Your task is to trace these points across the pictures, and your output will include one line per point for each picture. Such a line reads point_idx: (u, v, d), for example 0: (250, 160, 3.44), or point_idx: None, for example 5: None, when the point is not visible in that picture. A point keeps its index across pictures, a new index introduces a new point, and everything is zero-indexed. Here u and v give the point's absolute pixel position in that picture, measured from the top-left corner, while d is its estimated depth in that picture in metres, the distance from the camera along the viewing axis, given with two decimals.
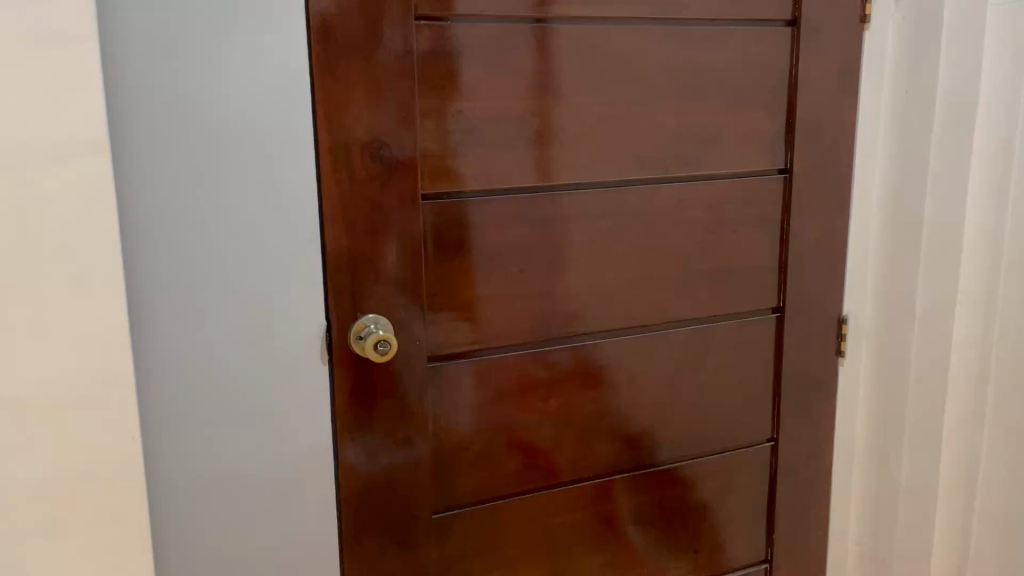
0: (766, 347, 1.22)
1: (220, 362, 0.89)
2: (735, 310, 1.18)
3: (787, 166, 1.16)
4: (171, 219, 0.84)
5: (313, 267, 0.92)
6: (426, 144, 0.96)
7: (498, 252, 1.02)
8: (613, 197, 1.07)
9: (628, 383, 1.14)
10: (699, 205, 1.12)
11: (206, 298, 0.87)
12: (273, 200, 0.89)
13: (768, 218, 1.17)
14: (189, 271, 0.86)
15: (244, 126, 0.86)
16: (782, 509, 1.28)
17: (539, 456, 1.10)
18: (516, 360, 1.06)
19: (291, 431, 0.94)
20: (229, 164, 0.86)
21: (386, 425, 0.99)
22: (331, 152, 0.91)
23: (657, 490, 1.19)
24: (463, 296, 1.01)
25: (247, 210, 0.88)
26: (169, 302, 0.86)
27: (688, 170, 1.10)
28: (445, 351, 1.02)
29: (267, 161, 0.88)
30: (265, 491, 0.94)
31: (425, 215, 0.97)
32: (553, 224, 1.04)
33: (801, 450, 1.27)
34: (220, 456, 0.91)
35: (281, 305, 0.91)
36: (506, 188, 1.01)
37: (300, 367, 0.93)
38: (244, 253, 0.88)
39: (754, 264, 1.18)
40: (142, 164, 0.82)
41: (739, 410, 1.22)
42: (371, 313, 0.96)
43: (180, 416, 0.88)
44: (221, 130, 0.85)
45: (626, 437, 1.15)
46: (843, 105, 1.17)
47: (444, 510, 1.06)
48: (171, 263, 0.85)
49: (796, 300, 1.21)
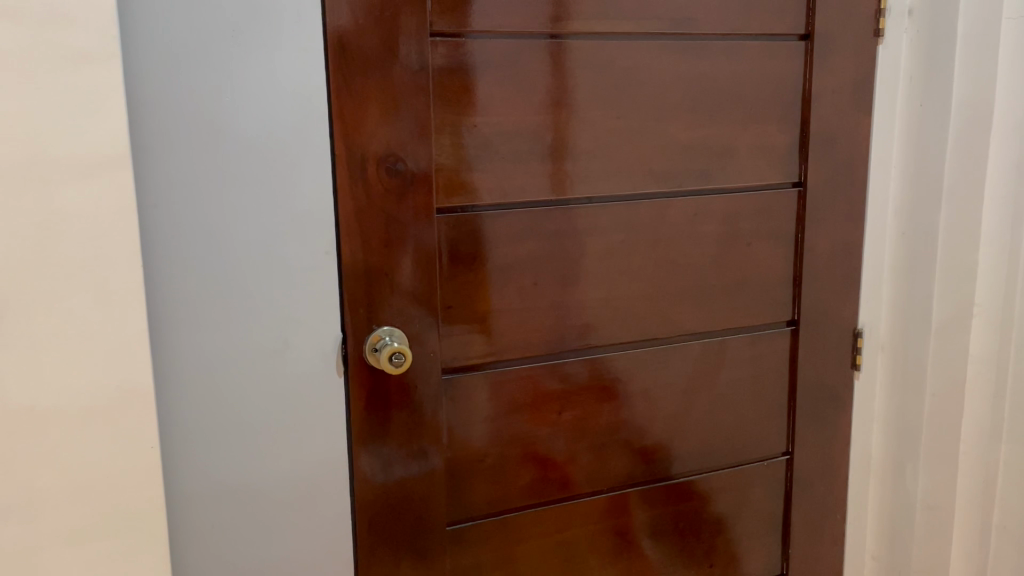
0: (781, 360, 1.22)
1: (237, 373, 0.90)
2: (749, 323, 1.18)
3: (801, 179, 1.16)
4: (190, 232, 0.86)
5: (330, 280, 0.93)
6: (441, 157, 0.97)
7: (513, 265, 1.03)
8: (627, 210, 1.07)
9: (642, 396, 1.14)
10: (713, 218, 1.13)
11: (224, 310, 0.88)
12: (291, 213, 0.90)
13: (782, 231, 1.17)
14: (207, 283, 0.87)
15: (261, 141, 0.87)
16: (798, 522, 1.28)
17: (554, 468, 1.11)
18: (530, 373, 1.07)
19: (307, 442, 0.95)
20: (247, 179, 0.87)
21: (401, 437, 1.00)
22: (347, 166, 0.92)
23: (672, 503, 1.19)
24: (478, 308, 1.02)
25: (264, 223, 0.89)
26: (188, 314, 0.87)
27: (702, 183, 1.11)
28: (460, 363, 1.03)
29: (284, 175, 0.89)
30: (281, 501, 0.95)
31: (440, 228, 0.98)
32: (568, 238, 1.05)
33: (817, 463, 1.27)
34: (237, 466, 0.92)
35: (298, 318, 0.92)
36: (521, 202, 1.02)
37: (316, 379, 0.94)
38: (262, 266, 0.90)
39: (769, 277, 1.18)
40: (161, 178, 0.84)
41: (754, 424, 1.22)
42: (386, 326, 0.97)
43: (198, 427, 0.89)
44: (240, 145, 0.86)
45: (640, 450, 1.15)
46: (857, 118, 1.17)
47: (459, 521, 1.06)
48: (189, 276, 0.86)
49: (811, 313, 1.21)
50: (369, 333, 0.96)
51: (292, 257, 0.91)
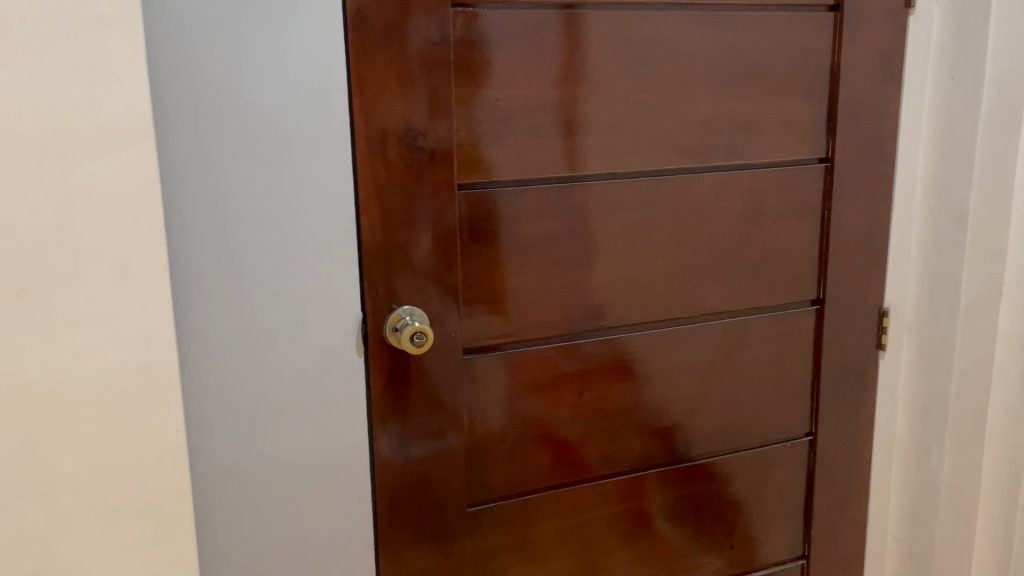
0: (804, 339, 1.19)
1: (254, 354, 0.88)
2: (773, 302, 1.16)
3: (828, 154, 1.14)
4: (209, 209, 0.84)
5: (349, 258, 0.91)
6: (462, 131, 0.94)
7: (533, 243, 1.01)
8: (650, 187, 1.05)
9: (664, 376, 1.12)
10: (738, 194, 1.10)
11: (241, 289, 0.86)
12: (310, 190, 0.88)
13: (808, 208, 1.15)
14: (226, 261, 0.85)
15: (279, 114, 0.85)
16: (820, 504, 1.26)
17: (574, 450, 1.09)
18: (551, 353, 1.05)
19: (326, 423, 0.94)
20: (263, 154, 0.85)
21: (421, 418, 0.98)
22: (367, 142, 0.90)
23: (692, 484, 1.18)
24: (499, 287, 1.00)
25: (282, 199, 0.87)
26: (207, 293, 0.85)
27: (727, 159, 1.08)
28: (479, 343, 1.01)
29: (303, 150, 0.87)
30: (301, 483, 0.93)
31: (460, 205, 0.96)
32: (590, 215, 1.03)
33: (839, 444, 1.25)
34: (258, 448, 0.90)
35: (317, 297, 0.90)
36: (542, 178, 0.99)
37: (335, 359, 0.93)
38: (279, 244, 0.87)
39: (794, 255, 1.16)
40: (174, 154, 0.81)
41: (777, 404, 1.20)
42: (407, 305, 0.95)
43: (218, 408, 0.88)
44: (256, 120, 0.84)
45: (661, 431, 1.14)
46: (886, 92, 1.14)
47: (479, 503, 1.05)
48: (208, 254, 0.84)
49: (836, 292, 1.18)
50: (388, 312, 0.94)
51: (311, 236, 0.89)
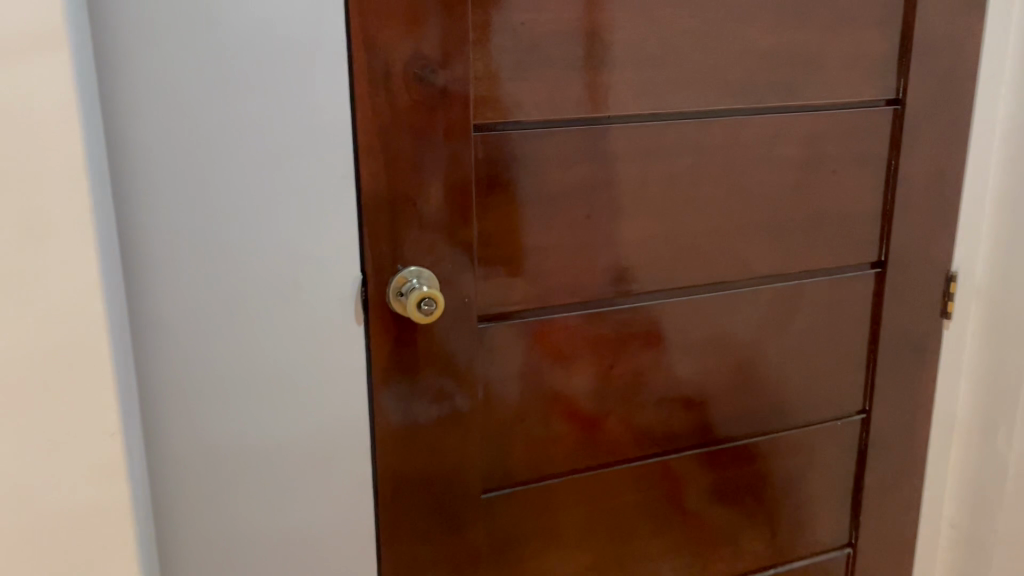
0: (862, 307, 1.06)
1: (236, 324, 0.76)
2: (830, 264, 1.02)
3: (898, 95, 0.99)
4: (179, 143, 0.70)
5: (347, 211, 0.78)
6: (479, 62, 0.80)
7: (560, 195, 0.87)
8: (696, 131, 0.91)
9: (704, 347, 0.99)
10: (795, 140, 0.96)
11: (219, 248, 0.74)
12: (300, 132, 0.74)
13: (873, 157, 1.00)
14: (201, 207, 0.72)
15: (267, 33, 0.71)
16: (871, 488, 1.14)
17: (602, 429, 0.97)
18: (578, 321, 0.92)
19: (319, 399, 0.81)
20: (243, 89, 0.71)
21: (430, 394, 0.86)
22: (368, 72, 0.75)
23: (733, 467, 1.05)
24: (520, 245, 0.87)
25: (268, 137, 0.73)
26: (178, 243, 0.72)
27: (784, 98, 0.94)
28: (497, 309, 0.88)
29: (294, 78, 0.73)
30: (289, 466, 0.82)
31: (477, 149, 0.82)
32: (626, 163, 0.89)
33: (895, 423, 1.12)
34: (239, 425, 0.79)
35: (309, 255, 0.77)
36: (571, 119, 0.85)
37: (330, 327, 0.80)
38: (265, 195, 0.74)
39: (854, 211, 1.02)
40: (136, 81, 0.68)
41: (828, 379, 1.07)
42: (413, 266, 0.82)
43: (193, 378, 0.76)
44: (234, 48, 0.70)
45: (699, 408, 1.01)
46: (969, 23, 0.99)
47: (495, 488, 0.93)
48: (179, 198, 0.72)
49: (900, 254, 1.05)
50: (392, 275, 0.81)
51: (302, 184, 0.76)
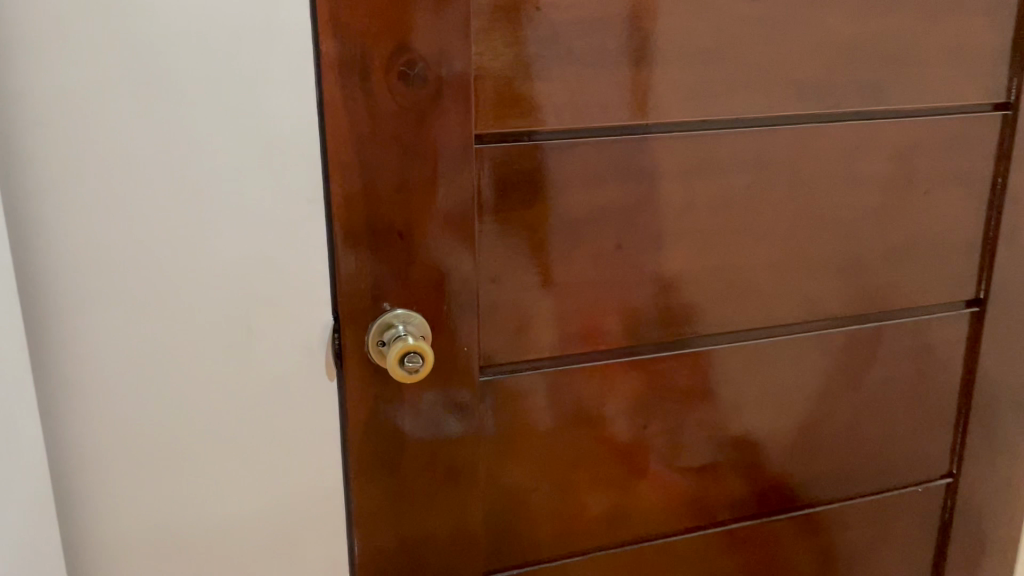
0: (954, 353, 0.88)
1: (171, 375, 0.62)
2: (917, 303, 0.84)
3: (1009, 98, 0.81)
4: (95, 153, 0.56)
5: (310, 245, 0.63)
6: (483, 57, 0.64)
7: (587, 220, 0.71)
8: (757, 142, 0.74)
9: (761, 402, 0.82)
10: (879, 153, 0.78)
11: (147, 292, 0.60)
12: (249, 146, 0.59)
13: (975, 174, 0.82)
14: (124, 232, 0.58)
15: (209, 18, 0.56)
16: (955, 563, 0.96)
17: (634, 498, 0.80)
18: (607, 373, 0.75)
19: (276, 468, 0.67)
20: (174, 93, 0.56)
21: (421, 461, 0.71)
22: (341, 69, 0.59)
23: (790, 540, 0.88)
24: (533, 283, 0.71)
25: (209, 149, 0.58)
26: (95, 276, 0.58)
27: (868, 102, 0.76)
28: (506, 359, 0.72)
29: (245, 77, 0.58)
30: (239, 546, 0.68)
31: (481, 164, 0.66)
32: (670, 181, 0.72)
33: (988, 488, 0.94)
34: (173, 496, 0.65)
35: (264, 295, 0.63)
36: (602, 128, 0.69)
37: (291, 382, 0.65)
38: (206, 226, 0.60)
39: (950, 239, 0.83)
40: (39, 72, 0.54)
41: (908, 438, 0.89)
42: (400, 309, 0.67)
43: (114, 440, 0.62)
44: (166, 33, 0.55)
45: (753, 474, 0.84)
46: None
47: (502, 568, 0.78)
48: (97, 220, 0.57)
49: (1003, 291, 0.86)
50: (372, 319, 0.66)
51: (255, 208, 0.61)
